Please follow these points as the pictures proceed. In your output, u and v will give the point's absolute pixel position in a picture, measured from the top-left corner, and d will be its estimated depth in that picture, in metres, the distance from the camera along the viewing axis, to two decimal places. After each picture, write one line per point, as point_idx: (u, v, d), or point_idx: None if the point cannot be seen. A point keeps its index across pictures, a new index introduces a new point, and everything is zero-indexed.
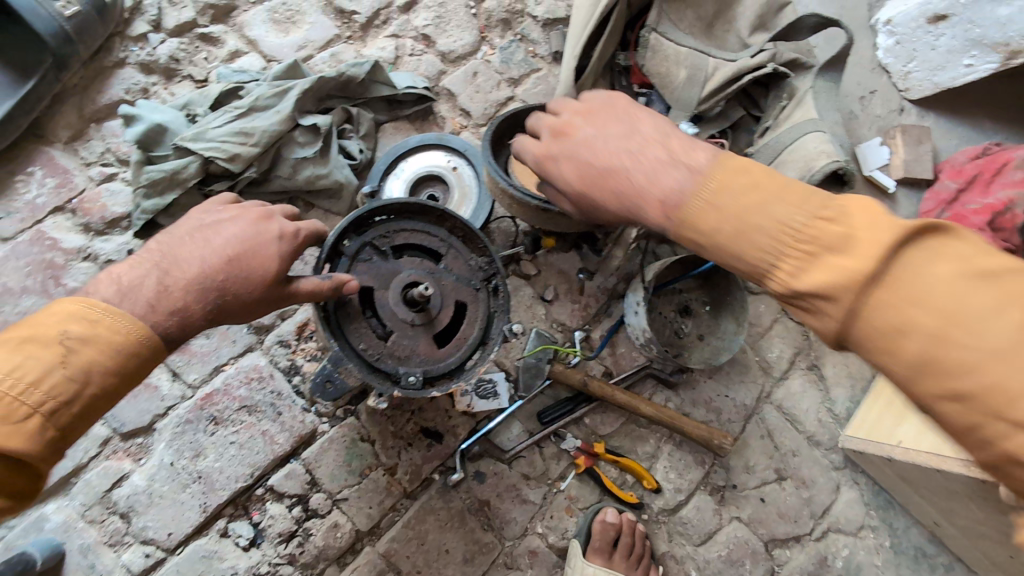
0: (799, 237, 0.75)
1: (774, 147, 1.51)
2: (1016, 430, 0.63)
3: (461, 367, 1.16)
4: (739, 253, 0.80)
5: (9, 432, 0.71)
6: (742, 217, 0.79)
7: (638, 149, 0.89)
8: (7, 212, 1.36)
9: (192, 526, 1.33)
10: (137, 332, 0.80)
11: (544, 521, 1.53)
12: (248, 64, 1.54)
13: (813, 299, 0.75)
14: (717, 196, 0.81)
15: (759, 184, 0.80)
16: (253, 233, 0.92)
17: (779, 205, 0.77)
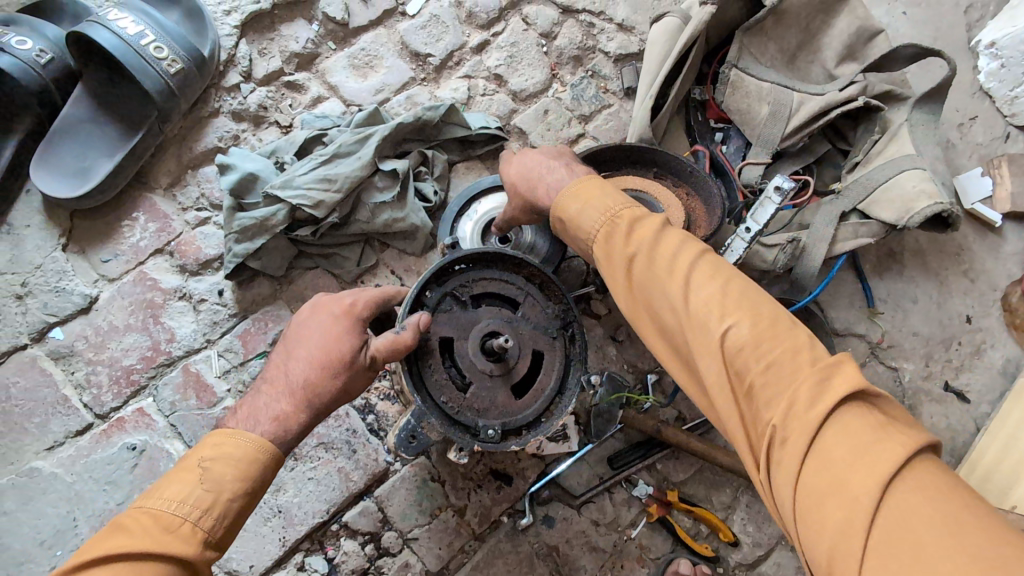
0: (611, 220, 1.02)
1: (867, 183, 1.43)
2: (704, 352, 0.87)
3: (538, 419, 1.15)
4: (579, 226, 1.05)
5: (167, 540, 0.78)
6: (585, 202, 1.05)
7: (546, 160, 1.17)
8: (113, 254, 1.45)
9: (272, 559, 1.38)
10: (250, 439, 0.88)
11: (614, 571, 1.48)
12: (329, 110, 1.61)
13: (610, 266, 1.00)
14: (573, 188, 1.08)
15: (604, 187, 1.07)
16: (322, 325, 0.99)
17: (607, 198, 1.04)
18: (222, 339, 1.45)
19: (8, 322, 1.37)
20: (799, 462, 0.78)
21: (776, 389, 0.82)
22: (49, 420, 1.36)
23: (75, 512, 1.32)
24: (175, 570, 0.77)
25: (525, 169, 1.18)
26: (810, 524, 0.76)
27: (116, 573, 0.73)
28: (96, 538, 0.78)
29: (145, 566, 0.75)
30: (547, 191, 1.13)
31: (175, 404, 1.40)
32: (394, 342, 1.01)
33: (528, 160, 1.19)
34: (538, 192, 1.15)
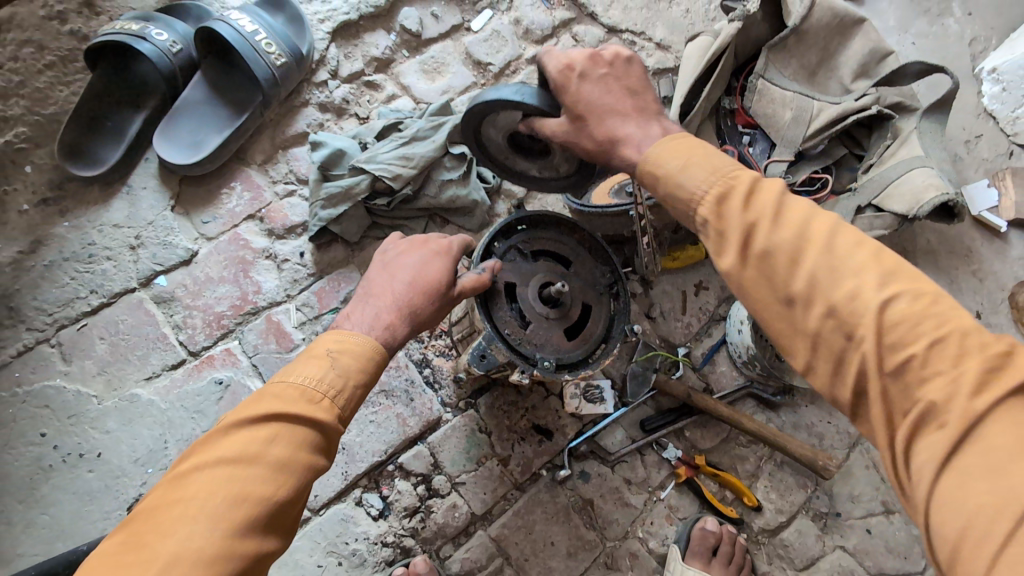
0: (724, 179, 0.91)
1: (881, 181, 1.61)
2: (856, 326, 0.79)
3: (586, 360, 1.31)
4: (680, 186, 0.94)
5: (311, 410, 0.92)
6: (688, 159, 0.95)
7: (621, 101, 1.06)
8: (213, 216, 1.66)
9: (334, 491, 1.52)
10: (367, 339, 1.02)
11: (644, 527, 1.60)
12: (402, 105, 1.84)
13: (721, 230, 0.90)
14: (673, 146, 0.99)
15: (704, 146, 0.97)
16: (424, 254, 1.15)
17: (719, 159, 0.94)
18: (301, 295, 1.64)
19: (122, 268, 1.58)
20: (956, 442, 0.71)
21: (932, 368, 0.75)
22: (149, 354, 1.54)
23: (166, 436, 1.48)
24: (315, 434, 0.93)
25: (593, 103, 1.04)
26: (949, 500, 0.70)
27: (273, 430, 0.89)
28: (249, 401, 0.93)
29: (294, 429, 0.90)
30: (634, 147, 1.02)
31: (257, 347, 1.58)
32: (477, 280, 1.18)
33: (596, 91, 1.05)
34: (608, 137, 1.04)
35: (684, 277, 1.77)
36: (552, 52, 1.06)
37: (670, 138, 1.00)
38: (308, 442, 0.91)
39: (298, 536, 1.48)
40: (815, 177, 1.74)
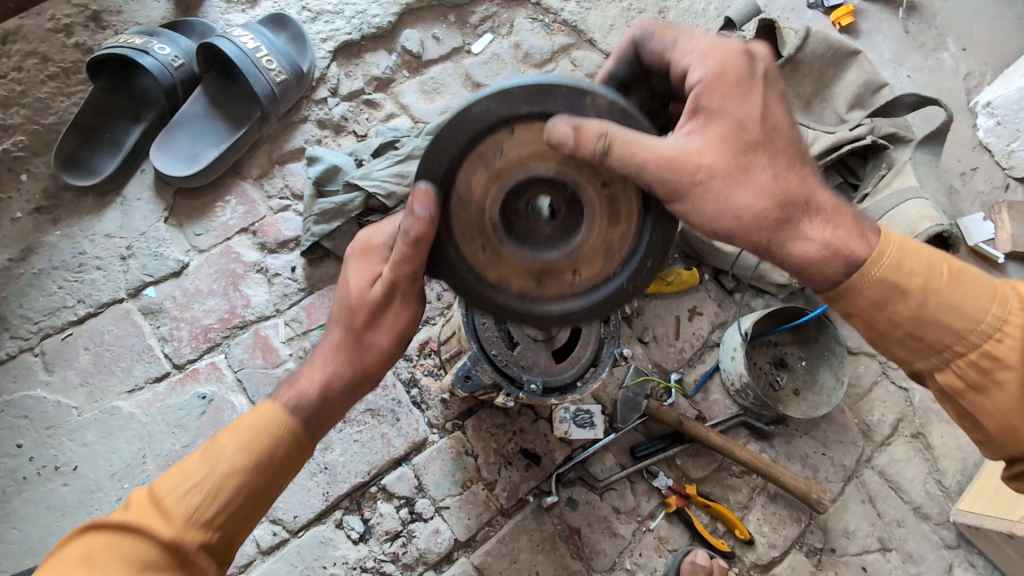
0: (947, 291, 1.00)
1: (876, 210, 1.60)
2: None
3: (574, 383, 1.29)
4: (926, 315, 1.00)
5: (160, 519, 0.92)
6: (930, 286, 0.99)
7: (762, 134, 0.97)
8: (206, 228, 1.66)
9: (314, 512, 1.48)
10: (257, 423, 1.00)
11: (632, 558, 1.55)
12: (400, 125, 1.85)
13: (1000, 336, 0.98)
14: (897, 251, 1.00)
15: (942, 262, 1.01)
16: (364, 267, 1.12)
17: (976, 274, 1.01)
18: (290, 310, 1.62)
19: (111, 278, 1.57)
20: None
21: None
22: (133, 366, 1.52)
23: (145, 450, 1.46)
24: (158, 547, 0.90)
25: (746, 123, 0.97)
26: None
27: (104, 545, 0.88)
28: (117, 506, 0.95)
29: (137, 543, 0.89)
30: (842, 237, 1.00)
31: (243, 362, 1.56)
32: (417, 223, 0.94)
33: (747, 115, 0.97)
34: (765, 183, 0.97)
35: (678, 302, 1.75)
36: (664, 47, 1.02)
37: (863, 233, 1.02)
38: (148, 558, 0.89)
39: (275, 558, 1.44)
40: None
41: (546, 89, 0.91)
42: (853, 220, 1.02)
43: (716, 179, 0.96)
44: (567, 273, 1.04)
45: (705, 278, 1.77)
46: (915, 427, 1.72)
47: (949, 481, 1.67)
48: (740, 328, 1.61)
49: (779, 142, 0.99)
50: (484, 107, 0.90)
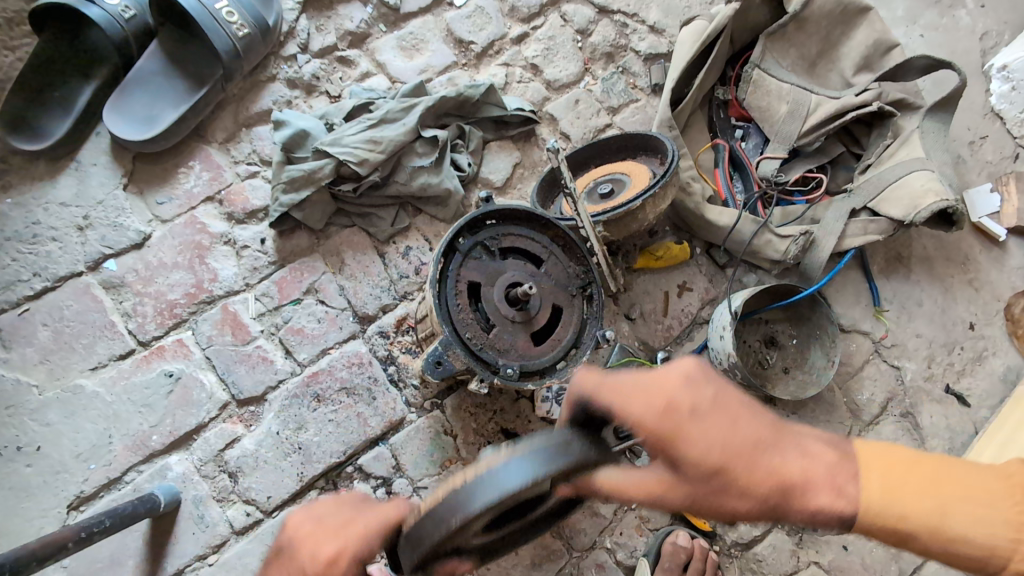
0: (986, 508, 0.80)
1: (878, 183, 1.52)
2: None
3: (553, 367, 1.23)
4: (976, 549, 0.79)
5: None
6: (971, 522, 0.79)
7: (731, 432, 0.81)
8: (169, 197, 1.56)
9: (289, 492, 1.45)
10: None
11: (613, 537, 1.54)
12: (376, 84, 1.72)
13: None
14: (888, 484, 0.81)
15: (966, 486, 0.81)
16: (335, 519, 0.87)
17: (962, 473, 0.82)
18: (260, 284, 1.55)
19: (68, 249, 1.49)
20: None
21: None
22: (95, 343, 1.45)
23: (112, 430, 1.41)
24: None
25: (708, 456, 0.80)
26: None
27: None
28: None
29: None
30: (823, 491, 0.81)
31: (212, 339, 1.50)
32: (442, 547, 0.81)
33: (706, 443, 0.80)
34: (753, 488, 0.80)
35: (667, 277, 1.68)
36: (604, 395, 0.80)
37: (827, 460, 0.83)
38: None
39: (249, 539, 1.42)
40: (809, 177, 1.63)
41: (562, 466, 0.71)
42: (801, 448, 0.83)
43: (716, 490, 0.81)
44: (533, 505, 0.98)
45: (696, 252, 1.70)
46: (904, 406, 1.68)
47: None
48: (731, 306, 1.54)
49: (741, 431, 0.81)
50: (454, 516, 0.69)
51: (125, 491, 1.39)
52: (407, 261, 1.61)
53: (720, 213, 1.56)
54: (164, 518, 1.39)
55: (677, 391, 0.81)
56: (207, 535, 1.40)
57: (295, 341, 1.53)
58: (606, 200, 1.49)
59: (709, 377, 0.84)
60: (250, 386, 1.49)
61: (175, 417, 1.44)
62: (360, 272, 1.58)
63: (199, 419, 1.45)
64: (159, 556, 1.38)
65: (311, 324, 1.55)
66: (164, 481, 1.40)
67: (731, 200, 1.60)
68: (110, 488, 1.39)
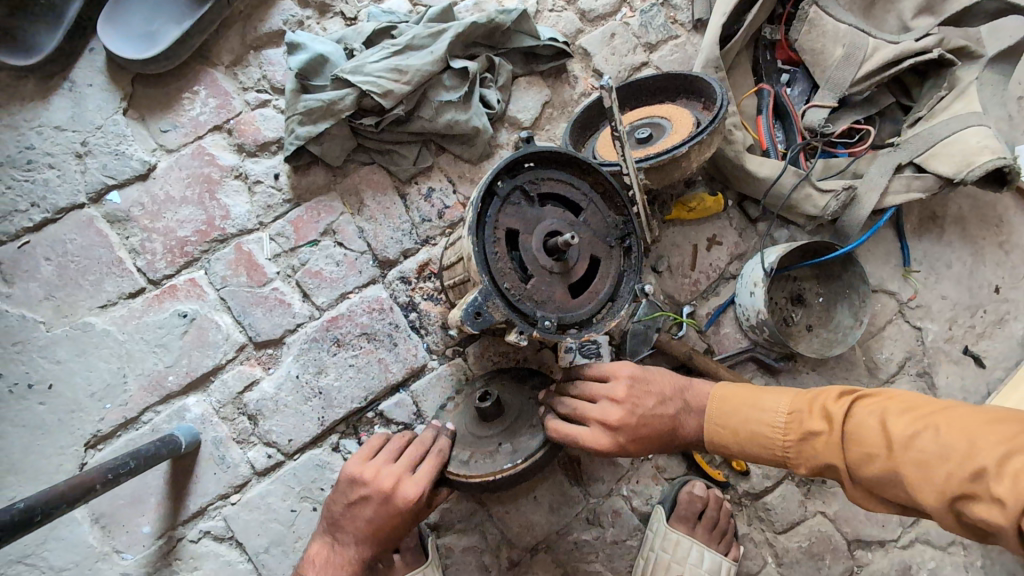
0: (767, 439, 1.05)
1: (929, 138, 1.44)
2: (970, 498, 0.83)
3: (590, 319, 1.19)
4: (760, 453, 1.07)
5: None
6: (747, 433, 1.07)
7: (651, 437, 1.11)
8: (173, 124, 1.45)
9: (310, 435, 1.43)
10: None
11: (629, 485, 1.57)
12: (396, 6, 1.57)
13: (818, 468, 1.01)
14: (716, 425, 1.11)
15: (753, 406, 1.08)
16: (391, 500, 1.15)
17: (763, 404, 1.07)
18: (275, 224, 1.47)
19: (68, 178, 1.38)
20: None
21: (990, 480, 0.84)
22: (103, 280, 1.38)
23: (126, 370, 1.37)
24: None
25: (636, 446, 1.12)
26: None
27: None
28: None
29: None
30: (686, 435, 1.14)
31: (226, 280, 1.43)
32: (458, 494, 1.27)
33: (636, 447, 1.12)
34: (649, 443, 1.13)
35: (697, 230, 1.63)
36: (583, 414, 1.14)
37: (691, 419, 1.14)
38: None
39: (271, 479, 1.41)
40: (855, 129, 1.55)
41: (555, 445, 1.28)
42: (677, 414, 1.13)
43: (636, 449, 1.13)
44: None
45: (729, 204, 1.64)
46: (922, 366, 1.67)
47: None
48: (764, 262, 1.49)
49: (654, 433, 1.11)
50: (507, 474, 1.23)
51: (142, 431, 1.36)
52: (430, 203, 1.53)
53: (760, 163, 1.49)
54: (185, 458, 1.38)
55: (619, 435, 1.09)
56: (228, 475, 1.40)
57: (313, 284, 1.47)
58: (644, 145, 1.40)
59: (628, 406, 1.10)
60: (267, 328, 1.44)
61: (191, 359, 1.40)
62: (381, 213, 1.51)
63: (216, 360, 1.41)
64: (181, 495, 1.38)
65: (330, 267, 1.48)
66: (182, 422, 1.38)
67: (772, 150, 1.52)
68: (127, 428, 1.36)
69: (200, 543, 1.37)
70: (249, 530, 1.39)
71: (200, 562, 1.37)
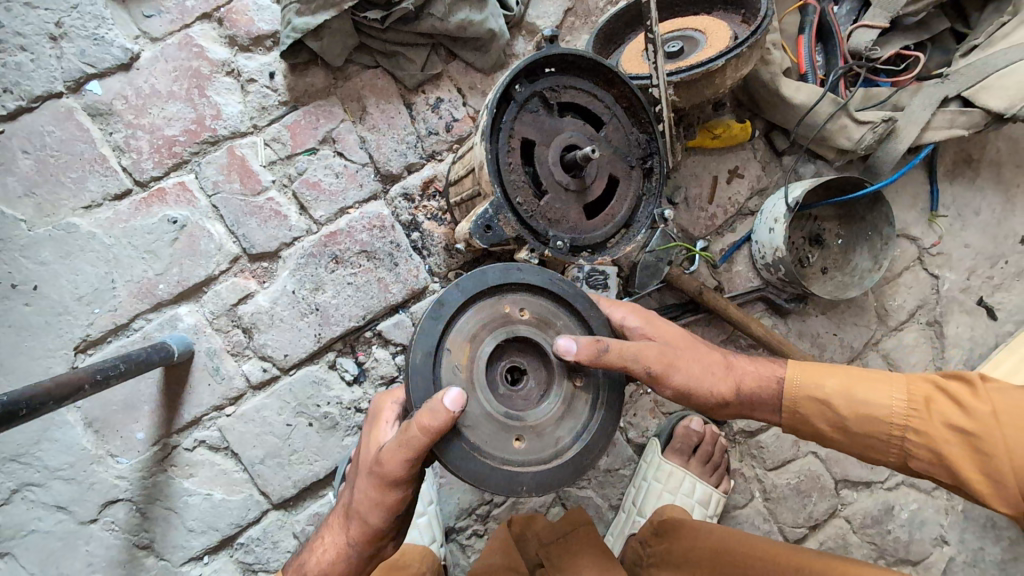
0: (886, 399, 0.99)
1: (982, 69, 1.32)
2: None
3: (604, 243, 1.12)
4: (865, 409, 1.00)
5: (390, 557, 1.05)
6: (853, 388, 1.01)
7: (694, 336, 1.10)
8: (158, 10, 1.31)
9: (306, 352, 1.40)
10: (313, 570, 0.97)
11: (626, 417, 1.56)
12: None
13: (943, 439, 0.94)
14: (811, 374, 1.03)
15: (858, 371, 1.03)
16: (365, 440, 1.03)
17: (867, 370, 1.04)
18: (270, 127, 1.36)
19: (42, 63, 1.26)
20: None
21: None
22: (86, 179, 1.29)
23: (114, 275, 1.31)
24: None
25: (685, 338, 1.07)
26: None
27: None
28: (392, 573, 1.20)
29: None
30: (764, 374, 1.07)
31: (218, 186, 1.34)
32: (427, 414, 0.87)
33: (677, 329, 1.07)
34: (705, 348, 1.07)
35: (719, 160, 1.54)
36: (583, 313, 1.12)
37: (767, 361, 1.09)
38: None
39: (266, 394, 1.39)
40: (903, 56, 1.43)
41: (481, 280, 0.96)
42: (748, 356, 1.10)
43: (683, 342, 1.05)
44: (566, 399, 1.01)
45: (755, 134, 1.54)
46: (933, 314, 1.63)
47: (949, 368, 1.63)
48: (788, 197, 1.41)
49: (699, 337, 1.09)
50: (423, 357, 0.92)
51: (134, 338, 1.32)
52: (437, 115, 1.42)
53: (796, 88, 1.38)
54: (179, 369, 1.35)
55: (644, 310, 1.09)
56: (222, 388, 1.37)
57: (310, 197, 1.39)
58: (674, 59, 1.29)
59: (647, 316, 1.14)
60: (262, 241, 1.37)
61: (182, 267, 1.33)
62: (384, 123, 1.40)
63: (208, 271, 1.35)
64: (174, 404, 1.36)
65: (328, 179, 1.40)
66: (175, 331, 1.33)
67: (811, 74, 1.41)
68: (118, 334, 1.32)
69: (194, 452, 1.37)
70: (244, 442, 1.38)
71: (195, 470, 1.37)
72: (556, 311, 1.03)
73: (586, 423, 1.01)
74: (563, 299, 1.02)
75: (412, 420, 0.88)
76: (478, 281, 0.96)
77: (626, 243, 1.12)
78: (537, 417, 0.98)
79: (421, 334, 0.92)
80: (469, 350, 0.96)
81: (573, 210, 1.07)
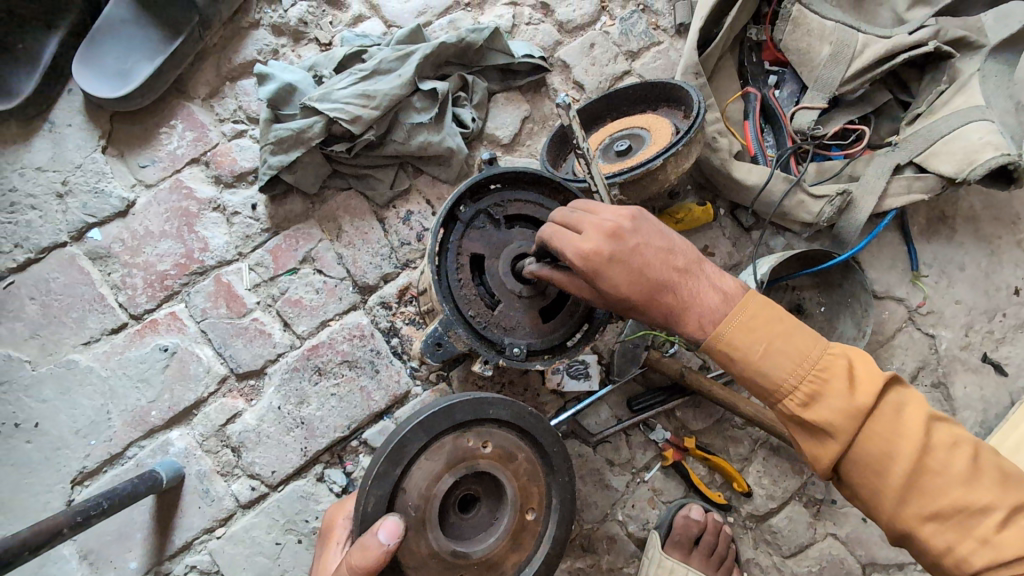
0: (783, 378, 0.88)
1: (928, 135, 1.36)
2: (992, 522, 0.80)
3: (564, 344, 1.14)
4: (763, 376, 0.89)
5: None
6: (771, 345, 0.88)
7: (642, 237, 0.92)
8: (152, 159, 1.46)
9: (293, 467, 1.41)
10: None
11: (624, 509, 1.49)
12: (370, 29, 1.56)
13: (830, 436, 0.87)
14: (737, 327, 0.89)
15: (778, 331, 0.88)
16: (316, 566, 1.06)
17: (797, 337, 0.89)
18: (254, 253, 1.46)
19: (50, 218, 1.41)
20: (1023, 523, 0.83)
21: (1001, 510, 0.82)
22: (86, 316, 1.39)
23: (109, 406, 1.37)
24: None
25: (615, 266, 0.91)
26: None
27: None
28: None
29: None
30: (685, 292, 0.91)
31: (206, 311, 1.43)
32: (362, 552, 0.89)
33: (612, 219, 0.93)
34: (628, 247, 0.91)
35: (688, 241, 1.53)
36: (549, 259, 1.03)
37: (703, 293, 0.91)
38: None
39: (255, 512, 1.40)
40: (849, 129, 1.48)
41: (447, 412, 1.02)
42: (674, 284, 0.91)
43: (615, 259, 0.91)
44: (518, 534, 1.07)
45: (720, 213, 1.55)
46: (936, 375, 1.56)
47: (966, 432, 1.53)
48: (756, 273, 1.40)
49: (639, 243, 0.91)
50: (375, 504, 0.96)
51: (127, 466, 1.36)
52: (408, 227, 1.51)
53: (748, 170, 1.42)
54: (170, 493, 1.38)
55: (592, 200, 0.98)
56: (212, 509, 1.39)
57: (293, 313, 1.46)
58: (622, 157, 1.36)
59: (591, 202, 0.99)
60: (248, 359, 1.43)
61: (173, 393, 1.40)
62: (359, 239, 1.49)
63: (198, 394, 1.41)
64: (166, 530, 1.37)
65: (310, 295, 1.47)
66: (166, 456, 1.37)
67: (760, 155, 1.46)
68: (112, 464, 1.36)
69: None
70: (234, 565, 1.38)
71: None
72: (518, 445, 1.09)
73: (530, 555, 1.09)
74: (524, 434, 1.09)
75: (346, 563, 0.89)
76: (441, 421, 1.02)
77: (585, 342, 1.14)
78: (482, 552, 1.04)
79: (378, 477, 0.97)
80: (429, 488, 1.01)
81: (524, 316, 1.11)
